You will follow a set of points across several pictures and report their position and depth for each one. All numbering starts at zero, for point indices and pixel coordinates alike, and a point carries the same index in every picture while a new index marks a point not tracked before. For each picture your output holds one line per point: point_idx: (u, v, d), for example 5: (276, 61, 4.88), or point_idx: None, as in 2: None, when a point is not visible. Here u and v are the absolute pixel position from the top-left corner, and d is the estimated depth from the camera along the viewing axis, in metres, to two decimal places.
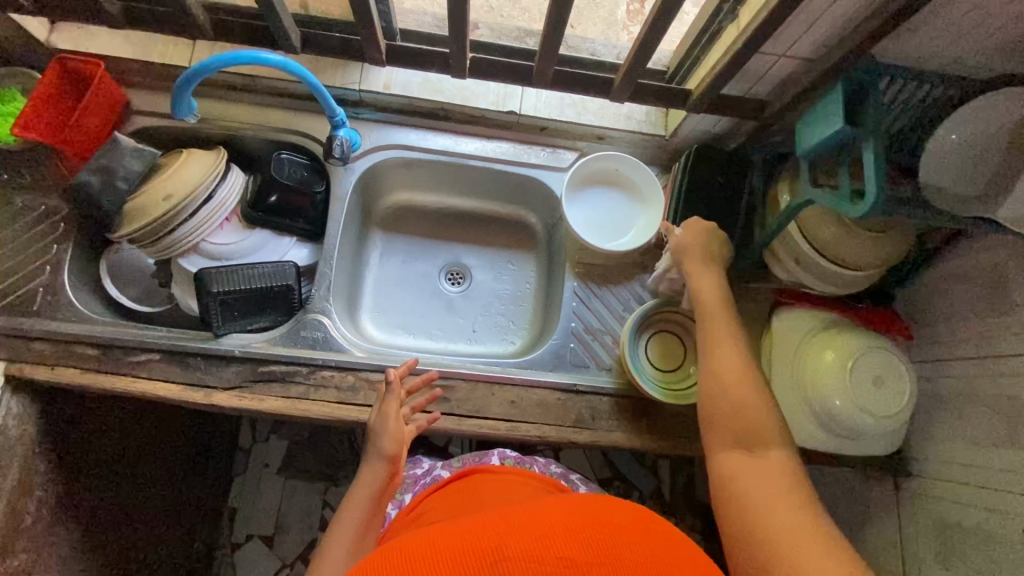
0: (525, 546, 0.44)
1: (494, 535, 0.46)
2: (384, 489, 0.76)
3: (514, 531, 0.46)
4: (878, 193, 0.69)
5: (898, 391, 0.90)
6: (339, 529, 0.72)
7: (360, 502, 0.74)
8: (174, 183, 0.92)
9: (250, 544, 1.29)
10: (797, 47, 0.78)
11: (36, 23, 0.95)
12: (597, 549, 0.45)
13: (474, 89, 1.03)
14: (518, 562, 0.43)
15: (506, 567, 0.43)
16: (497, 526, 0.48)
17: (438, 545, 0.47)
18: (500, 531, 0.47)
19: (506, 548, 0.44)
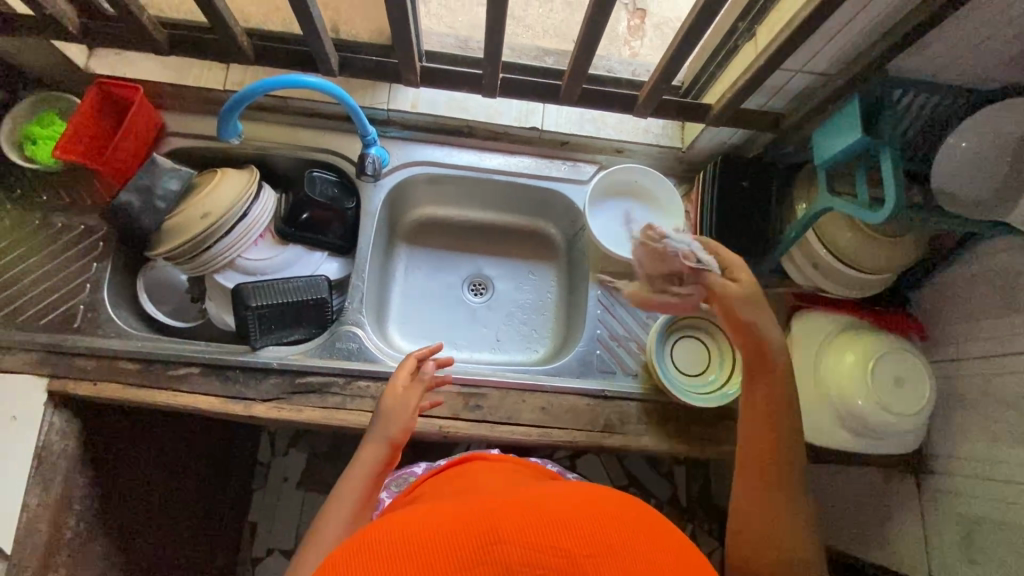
0: (528, 532, 0.43)
1: (496, 517, 0.45)
2: (380, 469, 0.76)
3: (517, 515, 0.45)
4: (897, 202, 0.73)
5: (920, 390, 0.92)
6: (332, 510, 0.70)
7: (353, 484, 0.73)
8: (210, 201, 0.94)
9: (272, 558, 1.30)
10: (813, 63, 0.82)
11: (77, 50, 0.97)
12: (596, 539, 0.43)
13: (498, 106, 1.07)
14: (517, 545, 0.42)
15: (500, 549, 0.42)
16: (500, 507, 0.46)
17: (438, 519, 0.45)
18: (504, 512, 0.45)
19: (506, 531, 0.43)
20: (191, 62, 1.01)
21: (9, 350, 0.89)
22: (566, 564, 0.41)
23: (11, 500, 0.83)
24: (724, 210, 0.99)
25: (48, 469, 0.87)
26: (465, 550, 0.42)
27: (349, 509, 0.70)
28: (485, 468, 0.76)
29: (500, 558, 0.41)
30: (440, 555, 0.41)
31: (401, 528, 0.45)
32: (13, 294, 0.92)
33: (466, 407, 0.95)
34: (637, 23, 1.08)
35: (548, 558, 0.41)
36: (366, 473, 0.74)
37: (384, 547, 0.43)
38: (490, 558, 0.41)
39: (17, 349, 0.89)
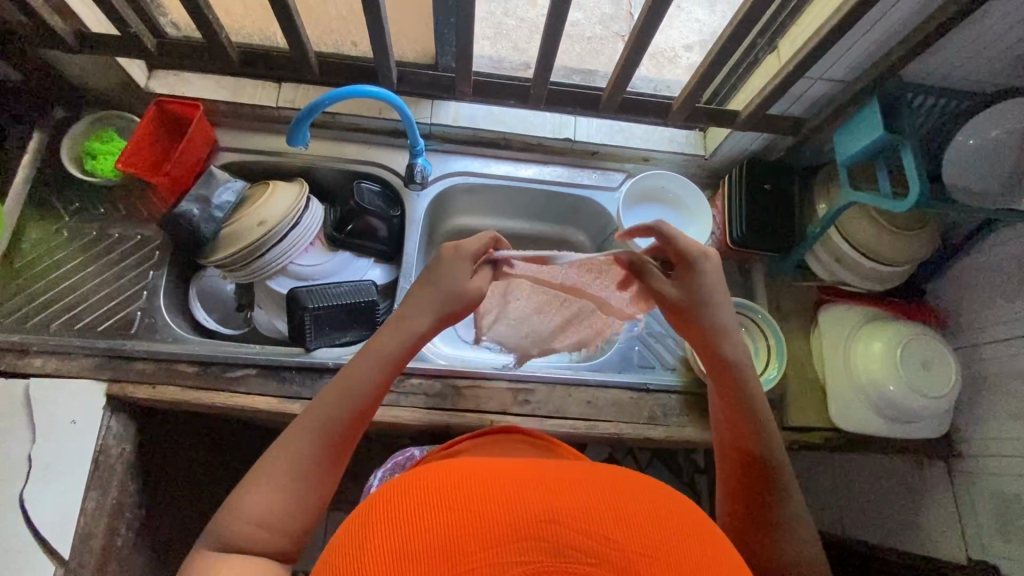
0: (578, 516, 0.42)
1: (549, 490, 0.44)
2: (388, 375, 0.67)
3: (570, 493, 0.44)
4: (921, 190, 0.79)
5: (945, 374, 0.98)
6: (319, 410, 0.64)
7: (350, 391, 0.65)
8: (266, 210, 0.98)
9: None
10: (832, 71, 0.90)
11: (139, 70, 1.02)
12: (652, 543, 0.42)
13: (534, 120, 1.14)
14: (566, 526, 0.41)
15: (554, 530, 0.41)
16: (552, 480, 0.46)
17: (490, 478, 0.45)
18: (556, 485, 0.45)
19: (558, 511, 0.42)
20: (245, 81, 1.07)
21: (68, 356, 0.91)
22: (612, 556, 0.41)
23: (69, 503, 0.83)
24: (751, 210, 1.06)
25: (105, 474, 0.87)
26: (516, 521, 0.41)
27: (342, 417, 0.64)
28: (524, 444, 0.74)
29: (547, 537, 0.41)
30: (490, 527, 0.41)
31: (454, 480, 0.45)
32: (73, 301, 0.95)
33: (515, 402, 0.98)
34: (655, 46, 1.17)
35: (594, 548, 0.41)
36: (366, 380, 0.66)
37: (435, 502, 0.43)
38: (538, 536, 0.41)
39: (76, 354, 0.91)
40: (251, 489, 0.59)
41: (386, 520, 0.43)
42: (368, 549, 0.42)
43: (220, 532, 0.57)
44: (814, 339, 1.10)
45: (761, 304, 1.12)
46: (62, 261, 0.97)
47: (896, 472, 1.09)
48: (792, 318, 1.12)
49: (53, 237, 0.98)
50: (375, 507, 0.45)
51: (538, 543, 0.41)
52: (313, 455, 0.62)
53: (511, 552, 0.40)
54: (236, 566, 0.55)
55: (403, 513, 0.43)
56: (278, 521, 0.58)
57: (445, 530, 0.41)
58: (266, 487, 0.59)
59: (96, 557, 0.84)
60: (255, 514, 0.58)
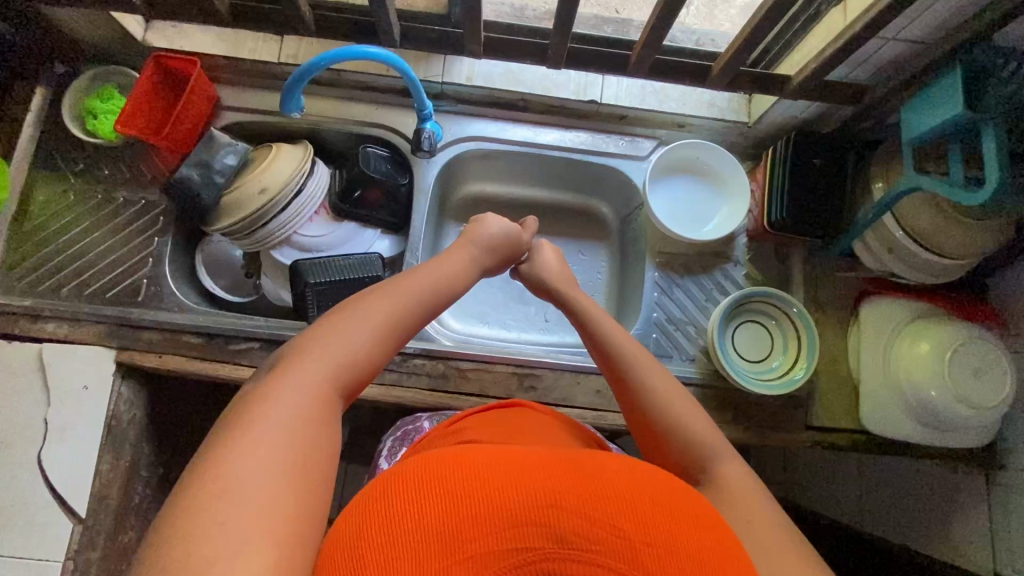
0: (584, 505, 0.41)
1: (554, 477, 0.43)
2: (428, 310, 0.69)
3: (574, 482, 0.43)
4: (1000, 182, 0.67)
5: (999, 382, 0.88)
6: (392, 302, 0.64)
7: (386, 302, 0.64)
8: (267, 177, 0.93)
9: None
10: (910, 30, 0.75)
11: (135, 25, 0.96)
12: (659, 532, 0.41)
13: (556, 79, 1.03)
14: (573, 515, 0.40)
15: (557, 515, 0.40)
16: (557, 467, 0.45)
17: (493, 467, 0.44)
18: (560, 474, 0.44)
19: (563, 498, 0.41)
20: (245, 34, 1.00)
21: (78, 322, 0.92)
22: (620, 548, 0.40)
23: (82, 464, 0.85)
24: (795, 188, 0.94)
25: (118, 438, 0.89)
26: (520, 507, 0.41)
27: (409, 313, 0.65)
28: (538, 423, 0.71)
29: (550, 523, 0.40)
30: (487, 508, 0.41)
31: (448, 466, 0.44)
32: (80, 267, 0.95)
33: (520, 388, 0.94)
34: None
35: (600, 537, 0.40)
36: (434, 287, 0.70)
37: (433, 483, 0.42)
38: (542, 522, 0.40)
39: (86, 321, 0.92)
40: (313, 342, 0.57)
41: (383, 500, 0.43)
42: (367, 535, 0.41)
43: (273, 390, 0.52)
44: (852, 334, 1.00)
45: (796, 293, 1.02)
46: (69, 225, 0.96)
47: (929, 478, 1.02)
48: (830, 309, 1.02)
49: (60, 199, 0.97)
50: (376, 485, 0.45)
51: (542, 529, 0.40)
52: (370, 353, 0.60)
53: (511, 537, 0.40)
54: (287, 438, 0.49)
55: (402, 501, 0.42)
56: (324, 394, 0.54)
57: (440, 511, 0.41)
58: (327, 342, 0.58)
59: (113, 512, 0.88)
60: (322, 371, 0.55)
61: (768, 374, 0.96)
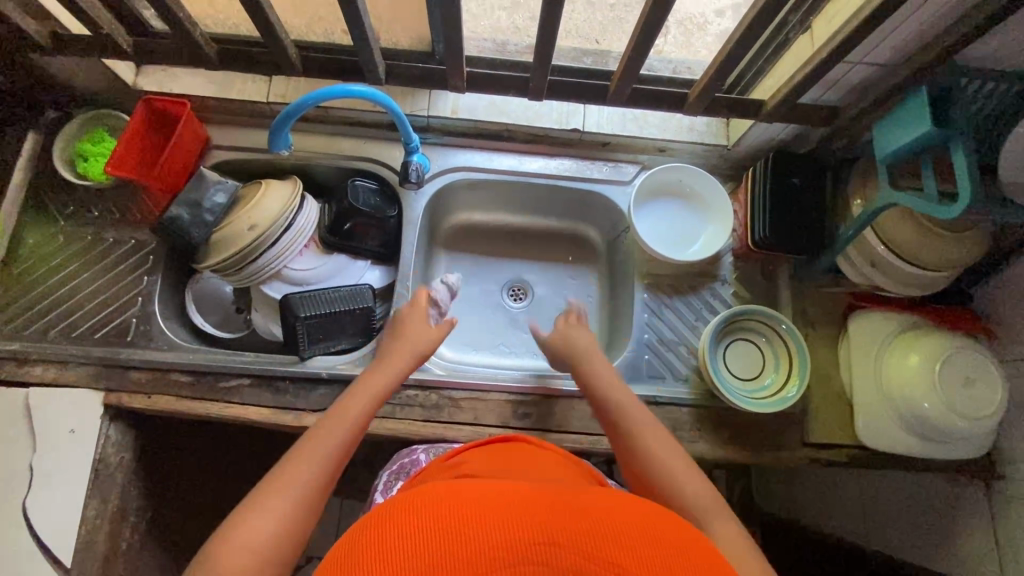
0: (579, 540, 0.40)
1: (548, 513, 0.43)
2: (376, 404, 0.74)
3: (571, 517, 0.43)
4: (973, 197, 0.69)
5: (990, 392, 0.88)
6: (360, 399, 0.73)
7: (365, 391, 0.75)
8: (256, 214, 0.94)
9: (310, 565, 1.27)
10: (875, 53, 0.78)
11: (126, 69, 0.99)
12: (657, 566, 0.40)
13: (539, 109, 1.06)
14: (567, 550, 0.40)
15: (552, 551, 0.40)
16: (551, 502, 0.44)
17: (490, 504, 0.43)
18: (555, 509, 0.43)
19: (558, 534, 0.41)
20: (234, 75, 1.03)
21: (65, 364, 0.91)
22: None
23: (69, 511, 0.83)
24: (777, 206, 0.96)
25: (105, 482, 0.87)
26: (513, 542, 0.40)
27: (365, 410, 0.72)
28: (536, 457, 0.70)
29: (544, 559, 0.39)
30: (483, 545, 0.40)
31: (440, 503, 0.43)
32: (69, 308, 0.94)
33: (515, 415, 0.94)
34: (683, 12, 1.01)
35: (596, 572, 0.39)
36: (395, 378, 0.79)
37: (430, 518, 0.42)
38: (536, 559, 0.39)
39: (74, 363, 0.91)
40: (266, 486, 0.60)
41: (377, 535, 0.42)
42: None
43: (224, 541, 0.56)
44: (842, 349, 1.01)
45: (784, 309, 1.03)
46: (58, 267, 0.96)
47: (931, 490, 1.02)
48: (819, 324, 1.03)
49: (49, 242, 0.97)
50: (371, 522, 0.44)
51: (535, 565, 0.39)
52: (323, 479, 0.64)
53: (507, 574, 0.38)
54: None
55: (393, 540, 0.41)
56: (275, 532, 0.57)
57: (431, 548, 0.39)
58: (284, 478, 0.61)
59: (101, 560, 0.85)
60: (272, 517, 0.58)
61: (761, 392, 0.96)
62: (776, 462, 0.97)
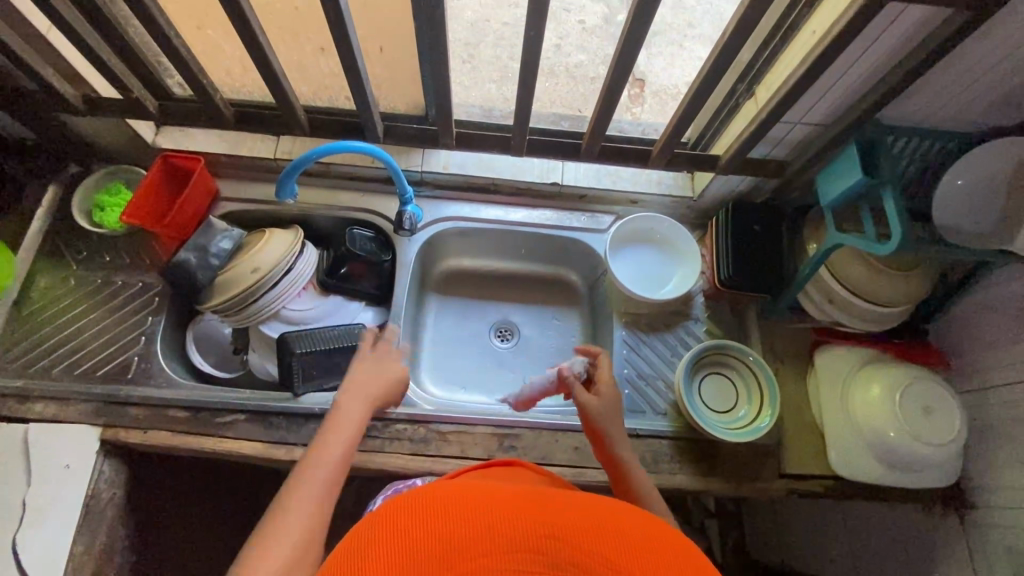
0: (580, 534, 0.43)
1: (552, 509, 0.46)
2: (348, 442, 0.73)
3: (569, 516, 0.45)
4: (904, 235, 0.79)
5: (948, 419, 0.94)
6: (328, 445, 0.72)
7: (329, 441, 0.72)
8: (260, 257, 1.01)
9: None
10: (810, 115, 0.90)
11: (146, 128, 1.09)
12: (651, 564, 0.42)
13: (522, 166, 1.17)
14: (565, 541, 0.43)
15: (554, 541, 0.42)
16: (555, 501, 0.47)
17: (493, 502, 0.46)
18: (558, 507, 0.47)
19: (559, 528, 0.44)
20: (245, 136, 1.13)
21: (66, 401, 0.94)
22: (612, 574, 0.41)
23: (57, 547, 0.84)
24: (739, 250, 1.05)
25: (95, 519, 0.88)
26: (516, 529, 0.43)
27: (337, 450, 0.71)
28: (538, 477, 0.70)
29: (545, 547, 0.42)
30: (484, 536, 0.42)
31: (450, 496, 0.46)
32: (74, 348, 0.99)
33: (501, 448, 0.97)
34: (659, 83, 1.19)
35: (593, 564, 0.41)
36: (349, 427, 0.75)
37: (439, 510, 0.45)
38: (538, 546, 0.42)
39: (74, 400, 0.94)
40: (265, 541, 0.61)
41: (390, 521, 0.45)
42: (367, 556, 0.42)
43: None
44: (811, 382, 1.07)
45: (755, 346, 1.10)
46: (66, 308, 1.01)
47: (908, 522, 1.04)
48: (788, 360, 1.09)
49: (60, 285, 1.03)
50: (378, 514, 0.47)
51: (536, 553, 0.42)
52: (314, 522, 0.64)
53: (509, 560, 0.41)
54: None
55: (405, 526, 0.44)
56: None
57: (439, 535, 0.43)
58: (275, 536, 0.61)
59: None
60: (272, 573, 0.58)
61: (735, 423, 1.00)
62: (755, 494, 1.00)
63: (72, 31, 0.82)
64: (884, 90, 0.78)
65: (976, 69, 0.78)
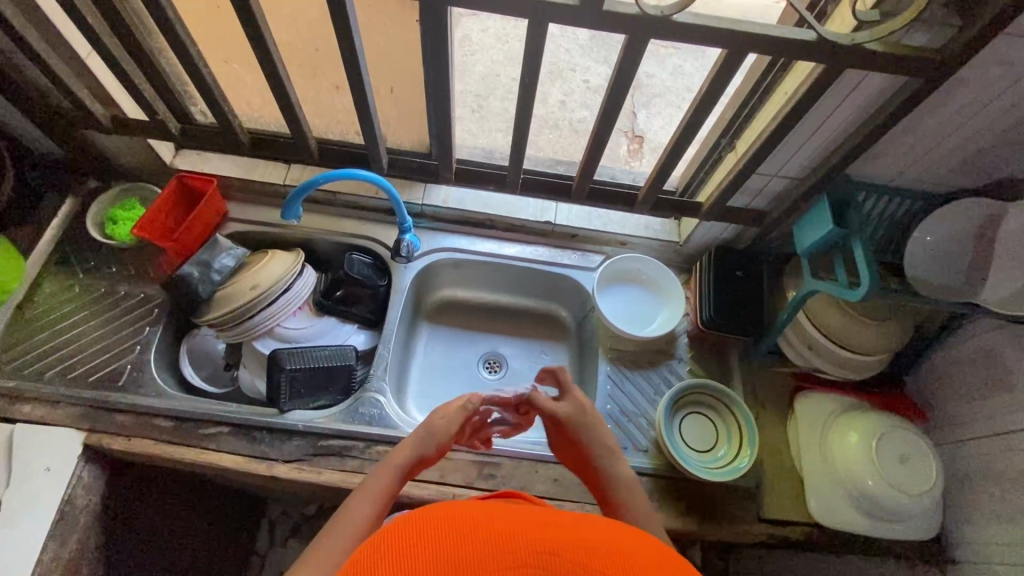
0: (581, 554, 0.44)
1: (553, 533, 0.47)
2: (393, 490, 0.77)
3: (577, 538, 0.46)
4: (871, 283, 0.83)
5: (922, 468, 0.96)
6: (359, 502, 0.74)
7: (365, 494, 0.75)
8: (261, 276, 1.05)
9: None
10: (787, 168, 0.96)
11: (166, 149, 1.15)
12: None
13: (518, 204, 1.23)
14: (566, 562, 0.43)
15: (556, 562, 0.43)
16: (556, 526, 0.48)
17: (500, 523, 0.47)
18: (558, 530, 0.47)
19: (560, 549, 0.44)
20: (258, 162, 1.20)
21: (54, 404, 0.96)
22: None
23: (28, 551, 0.85)
24: (721, 293, 1.09)
25: (66, 525, 0.88)
26: (519, 550, 0.44)
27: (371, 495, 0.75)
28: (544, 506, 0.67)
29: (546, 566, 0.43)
30: (496, 556, 0.43)
31: (454, 520, 0.47)
32: (69, 353, 1.01)
33: (480, 476, 0.97)
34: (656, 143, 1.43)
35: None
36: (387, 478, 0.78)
37: (443, 532, 0.46)
38: (539, 566, 0.43)
39: (63, 404, 0.96)
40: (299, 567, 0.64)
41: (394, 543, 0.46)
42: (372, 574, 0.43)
43: None
44: (791, 426, 1.08)
45: (736, 388, 1.12)
46: (67, 314, 1.05)
47: None
48: (769, 404, 1.10)
49: (65, 291, 1.07)
50: (390, 534, 0.47)
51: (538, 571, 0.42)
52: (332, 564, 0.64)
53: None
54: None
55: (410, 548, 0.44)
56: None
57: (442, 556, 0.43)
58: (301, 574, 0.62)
59: None
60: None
61: (715, 464, 1.01)
62: (732, 536, 0.99)
63: (110, 58, 0.89)
64: (848, 150, 0.83)
65: (938, 133, 0.84)
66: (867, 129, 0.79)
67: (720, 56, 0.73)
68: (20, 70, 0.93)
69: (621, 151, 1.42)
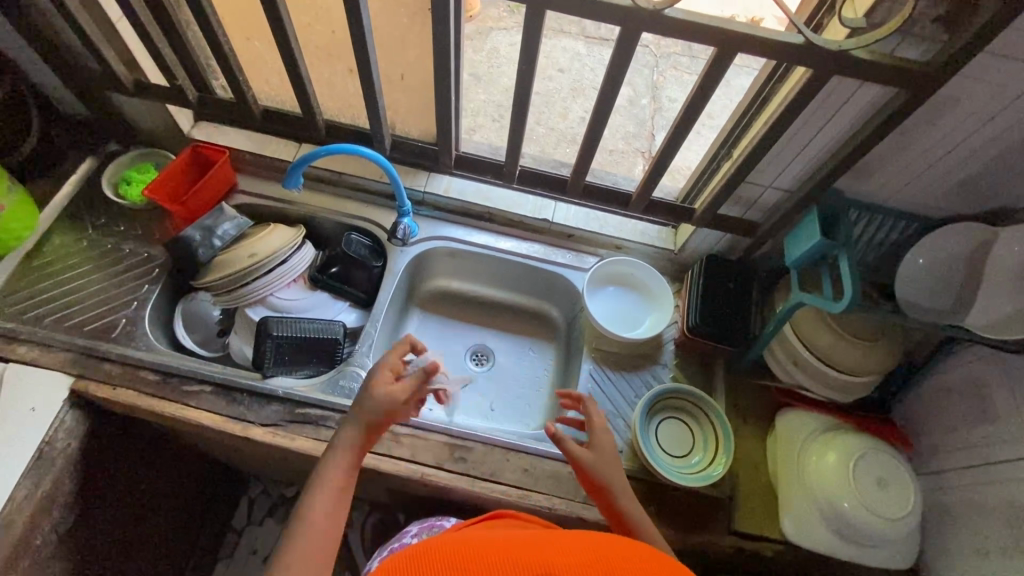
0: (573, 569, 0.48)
1: (547, 553, 0.50)
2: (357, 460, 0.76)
3: (566, 555, 0.50)
4: (854, 295, 0.83)
5: (898, 495, 0.95)
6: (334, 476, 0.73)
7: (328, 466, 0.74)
8: (259, 245, 1.09)
9: None
10: (780, 180, 0.97)
11: (185, 118, 1.21)
12: None
13: (517, 200, 1.26)
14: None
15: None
16: (549, 547, 0.51)
17: (494, 553, 0.50)
18: (550, 551, 0.51)
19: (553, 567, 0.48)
20: (271, 139, 1.25)
21: (48, 348, 0.99)
22: None
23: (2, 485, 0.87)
24: (709, 301, 1.10)
25: (43, 465, 0.91)
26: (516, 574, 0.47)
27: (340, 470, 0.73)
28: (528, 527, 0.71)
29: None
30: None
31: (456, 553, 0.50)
32: (68, 302, 1.04)
33: (450, 459, 0.97)
34: None
35: None
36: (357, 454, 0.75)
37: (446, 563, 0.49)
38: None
39: (56, 348, 0.99)
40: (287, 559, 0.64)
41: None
42: None
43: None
44: (770, 443, 1.06)
45: (719, 399, 1.11)
46: (71, 266, 1.08)
47: None
48: (751, 418, 1.09)
49: (72, 244, 1.10)
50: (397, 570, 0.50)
51: None
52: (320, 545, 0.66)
53: None
54: None
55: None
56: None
57: None
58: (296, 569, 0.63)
59: (11, 546, 0.87)
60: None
61: (688, 470, 1.00)
62: (700, 545, 0.98)
63: (138, 23, 0.95)
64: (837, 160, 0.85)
65: (933, 154, 0.84)
66: (856, 141, 0.80)
67: (711, 57, 0.75)
68: (56, 28, 0.99)
69: (635, 169, 1.43)
